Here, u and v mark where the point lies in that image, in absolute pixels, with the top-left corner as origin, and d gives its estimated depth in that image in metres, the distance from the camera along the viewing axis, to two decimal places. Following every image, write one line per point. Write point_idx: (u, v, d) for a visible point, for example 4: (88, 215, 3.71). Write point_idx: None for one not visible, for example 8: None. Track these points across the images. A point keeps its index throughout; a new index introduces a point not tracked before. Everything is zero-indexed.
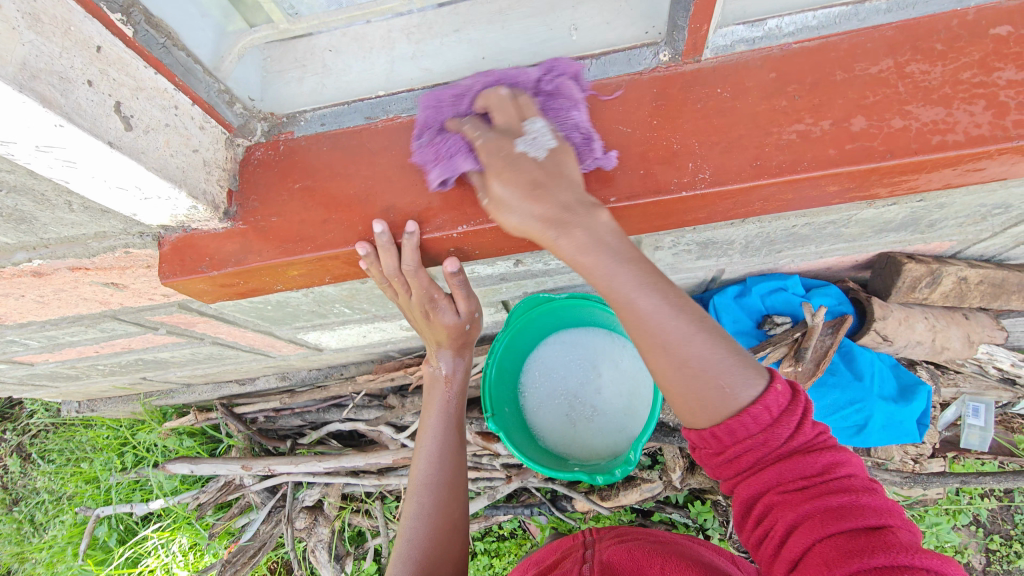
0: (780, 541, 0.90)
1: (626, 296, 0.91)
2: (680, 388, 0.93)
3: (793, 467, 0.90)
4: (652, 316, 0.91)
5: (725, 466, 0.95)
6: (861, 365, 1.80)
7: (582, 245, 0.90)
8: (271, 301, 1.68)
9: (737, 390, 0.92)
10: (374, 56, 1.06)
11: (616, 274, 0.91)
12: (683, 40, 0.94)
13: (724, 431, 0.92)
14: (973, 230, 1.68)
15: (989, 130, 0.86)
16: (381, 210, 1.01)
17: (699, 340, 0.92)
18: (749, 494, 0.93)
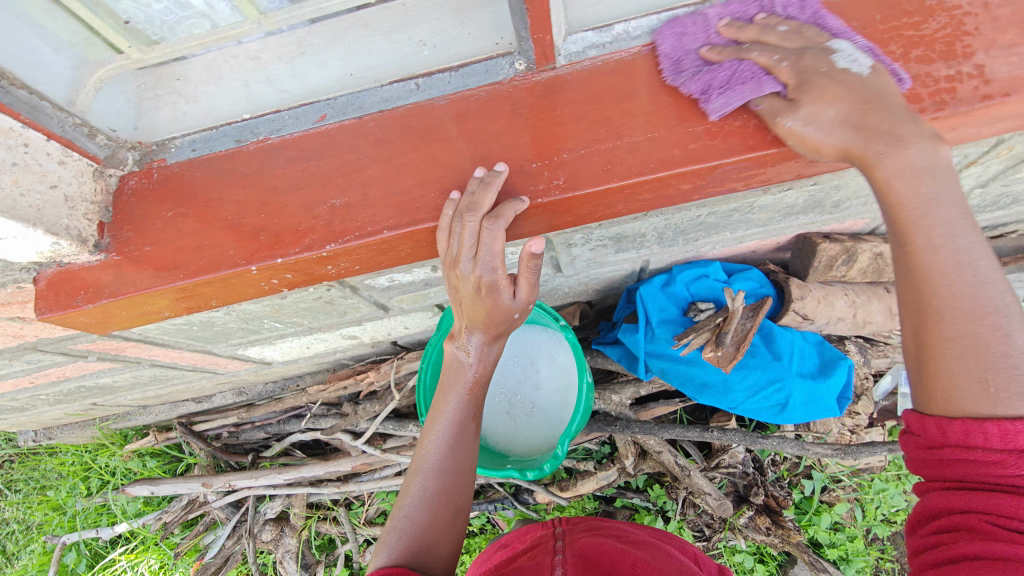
0: (951, 557, 0.81)
1: (934, 242, 0.87)
2: (942, 359, 0.85)
3: (1012, 505, 0.77)
4: (953, 270, 0.86)
5: (927, 465, 0.87)
6: (779, 345, 1.87)
7: (913, 165, 0.86)
8: (193, 322, 1.68)
9: (1008, 400, 0.79)
10: (236, 79, 1.05)
11: (928, 226, 0.87)
12: (532, 50, 0.96)
13: (958, 428, 0.82)
14: (877, 208, 1.73)
15: (818, 124, 0.91)
16: (254, 233, 1.02)
17: (997, 317, 0.83)
18: (938, 504, 0.84)
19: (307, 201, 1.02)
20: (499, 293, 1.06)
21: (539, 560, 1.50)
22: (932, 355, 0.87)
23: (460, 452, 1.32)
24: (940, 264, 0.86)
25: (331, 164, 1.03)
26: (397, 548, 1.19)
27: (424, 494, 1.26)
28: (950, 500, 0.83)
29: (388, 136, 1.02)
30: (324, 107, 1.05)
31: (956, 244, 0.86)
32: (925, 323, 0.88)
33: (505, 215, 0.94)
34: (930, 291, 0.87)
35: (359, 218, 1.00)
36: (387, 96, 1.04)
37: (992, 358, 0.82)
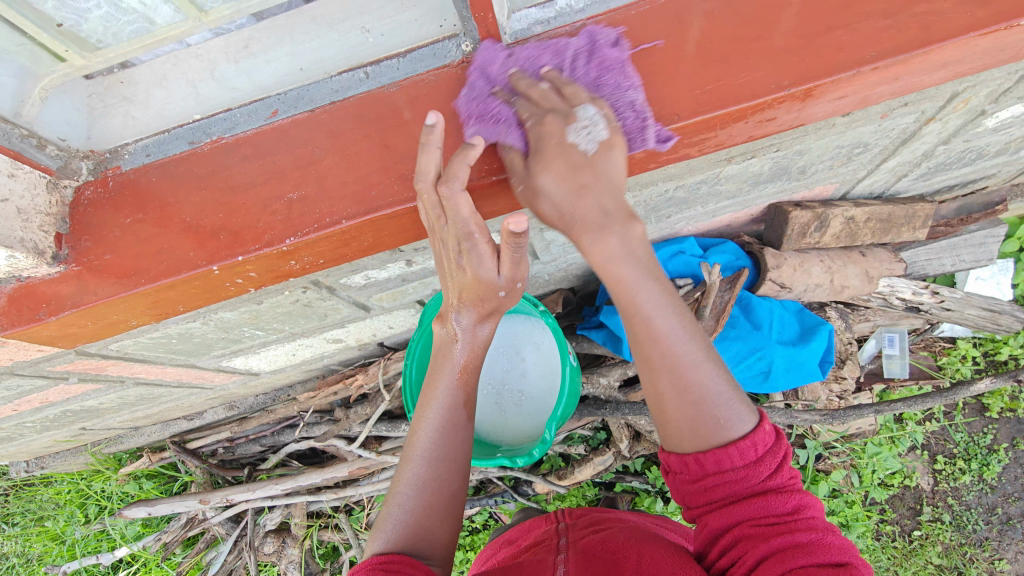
0: (743, 566, 0.93)
1: (648, 314, 1.01)
2: (675, 402, 1.02)
3: (764, 505, 0.95)
4: (668, 336, 1.02)
5: (696, 495, 1.01)
6: (758, 314, 1.89)
7: (615, 253, 0.98)
8: (171, 334, 1.68)
9: (729, 423, 0.99)
10: (180, 79, 1.04)
11: (651, 292, 1.01)
12: (475, 30, 0.96)
13: (710, 459, 0.99)
14: (843, 171, 1.74)
15: (762, 84, 0.91)
16: (213, 233, 1.02)
17: (704, 366, 1.02)
18: (719, 526, 0.98)
19: (264, 198, 1.02)
20: (482, 264, 1.11)
21: (542, 559, 1.50)
22: (665, 403, 1.03)
23: (453, 436, 1.31)
24: (661, 329, 1.01)
25: (286, 158, 1.02)
26: (395, 533, 1.17)
27: (418, 481, 1.24)
28: (728, 518, 0.98)
29: (340, 127, 1.02)
30: (275, 103, 1.05)
31: (666, 312, 1.02)
32: (657, 378, 1.03)
33: (458, 175, 0.93)
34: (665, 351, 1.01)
35: (316, 211, 1.00)
36: (337, 87, 1.03)
37: (709, 399, 1.01)
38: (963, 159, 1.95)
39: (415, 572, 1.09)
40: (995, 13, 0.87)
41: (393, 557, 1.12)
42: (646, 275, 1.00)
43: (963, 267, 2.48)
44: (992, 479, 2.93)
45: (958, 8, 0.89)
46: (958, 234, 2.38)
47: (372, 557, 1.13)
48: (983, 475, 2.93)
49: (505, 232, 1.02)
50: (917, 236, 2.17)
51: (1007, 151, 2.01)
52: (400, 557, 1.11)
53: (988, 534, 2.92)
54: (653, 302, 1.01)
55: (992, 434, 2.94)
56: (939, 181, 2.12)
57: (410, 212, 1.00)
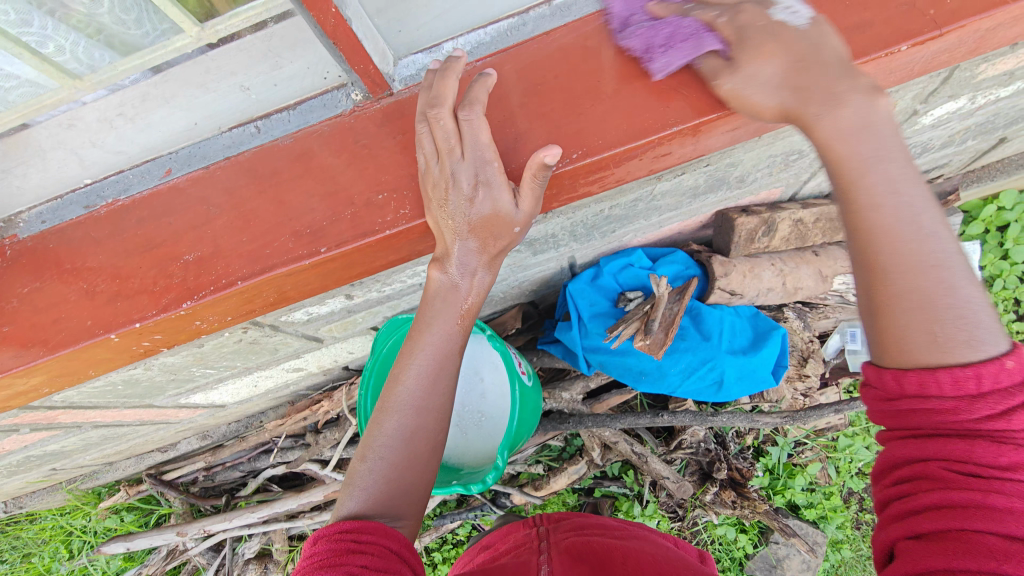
0: (909, 500, 0.79)
1: (875, 200, 0.84)
2: (896, 305, 0.83)
3: (968, 449, 0.75)
4: (896, 226, 0.83)
5: (886, 414, 0.85)
6: (707, 325, 1.87)
7: (841, 130, 0.83)
8: (115, 384, 1.64)
9: (961, 346, 0.78)
10: (56, 147, 1.00)
11: (883, 171, 0.84)
12: (361, 80, 0.95)
13: (911, 381, 0.80)
14: (783, 176, 1.73)
15: (648, 123, 0.94)
16: (110, 300, 1.00)
17: (946, 268, 0.81)
18: (899, 456, 0.82)
19: (159, 261, 1.00)
20: (496, 193, 0.92)
21: (524, 560, 1.44)
22: (882, 308, 0.84)
23: (442, 384, 1.10)
24: (879, 223, 0.84)
25: (181, 220, 1.01)
26: (373, 491, 1.04)
27: (401, 432, 1.07)
28: (914, 450, 0.80)
29: (236, 183, 1.01)
30: (168, 162, 1.04)
31: (908, 195, 0.84)
32: (874, 275, 0.85)
33: (478, 98, 0.89)
34: (881, 241, 0.84)
35: (212, 272, 0.98)
36: (229, 142, 1.02)
37: (938, 308, 0.80)
38: (908, 154, 1.93)
39: (391, 544, 0.96)
40: (873, 40, 0.90)
41: (366, 526, 0.97)
42: (881, 152, 0.84)
43: None
44: None
45: (839, 36, 0.91)
46: None
47: (343, 521, 1.00)
48: None
49: (535, 167, 0.89)
50: None
51: (952, 143, 1.99)
52: (376, 526, 0.97)
53: None
54: (881, 187, 0.84)
55: None
56: None
57: (305, 268, 0.98)
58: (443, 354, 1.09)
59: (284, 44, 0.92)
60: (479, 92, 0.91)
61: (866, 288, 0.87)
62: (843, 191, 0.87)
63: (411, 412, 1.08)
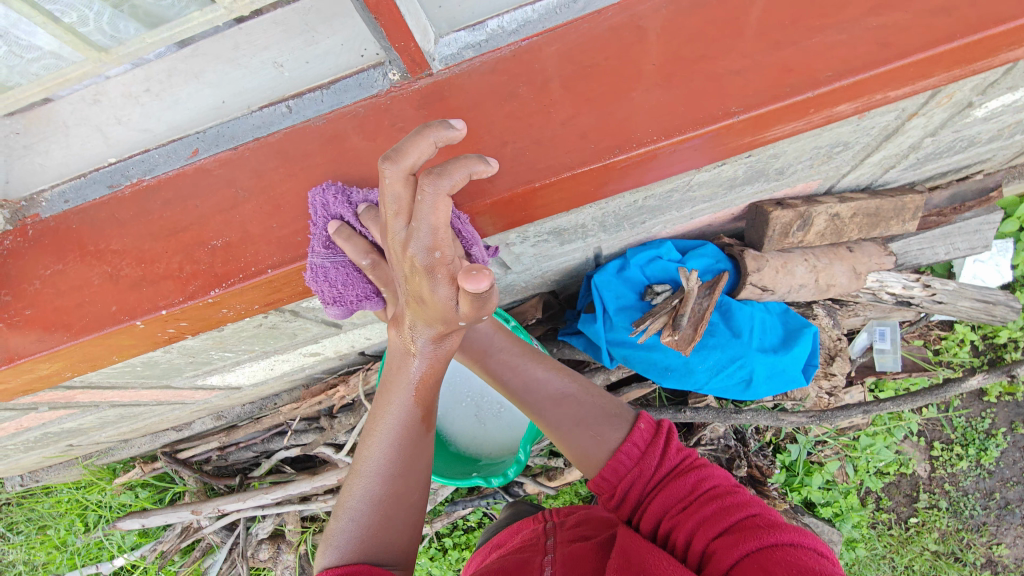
0: (676, 552, 1.06)
1: (518, 366, 1.39)
2: (564, 438, 1.31)
3: (668, 491, 1.13)
4: (535, 385, 1.37)
5: (621, 508, 1.19)
6: (738, 321, 1.82)
7: (489, 329, 1.39)
8: (134, 367, 1.62)
9: (606, 436, 1.26)
10: (80, 123, 0.95)
11: (514, 360, 1.39)
12: (399, 59, 0.89)
13: (610, 472, 1.21)
14: (824, 169, 1.65)
15: (706, 110, 0.86)
16: (134, 285, 0.96)
17: (568, 400, 1.33)
18: (647, 521, 1.13)
19: (185, 245, 0.96)
20: (434, 285, 0.85)
21: (528, 560, 1.40)
22: (565, 445, 1.32)
23: (413, 452, 1.15)
24: (530, 382, 1.37)
25: (209, 203, 0.96)
26: (345, 553, 1.09)
27: (371, 496, 1.13)
28: (650, 514, 1.13)
29: (266, 167, 0.96)
30: (195, 141, 0.98)
31: (530, 363, 1.40)
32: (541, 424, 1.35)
33: (437, 176, 0.76)
34: (532, 396, 1.36)
35: (240, 260, 0.94)
36: (259, 122, 0.97)
37: (581, 422, 1.30)
38: (954, 148, 1.85)
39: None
40: (959, 24, 0.81)
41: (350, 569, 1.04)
42: (499, 348, 1.39)
43: (958, 256, 2.38)
44: (990, 463, 2.95)
45: (918, 19, 0.83)
46: (952, 223, 2.28)
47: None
48: (981, 460, 2.95)
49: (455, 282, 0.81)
50: (908, 228, 2.08)
51: (999, 138, 1.91)
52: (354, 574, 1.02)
53: (986, 519, 2.95)
54: (519, 364, 1.38)
55: (990, 419, 2.95)
56: (930, 168, 2.03)
57: (337, 257, 0.94)
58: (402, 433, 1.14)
59: (321, 18, 0.87)
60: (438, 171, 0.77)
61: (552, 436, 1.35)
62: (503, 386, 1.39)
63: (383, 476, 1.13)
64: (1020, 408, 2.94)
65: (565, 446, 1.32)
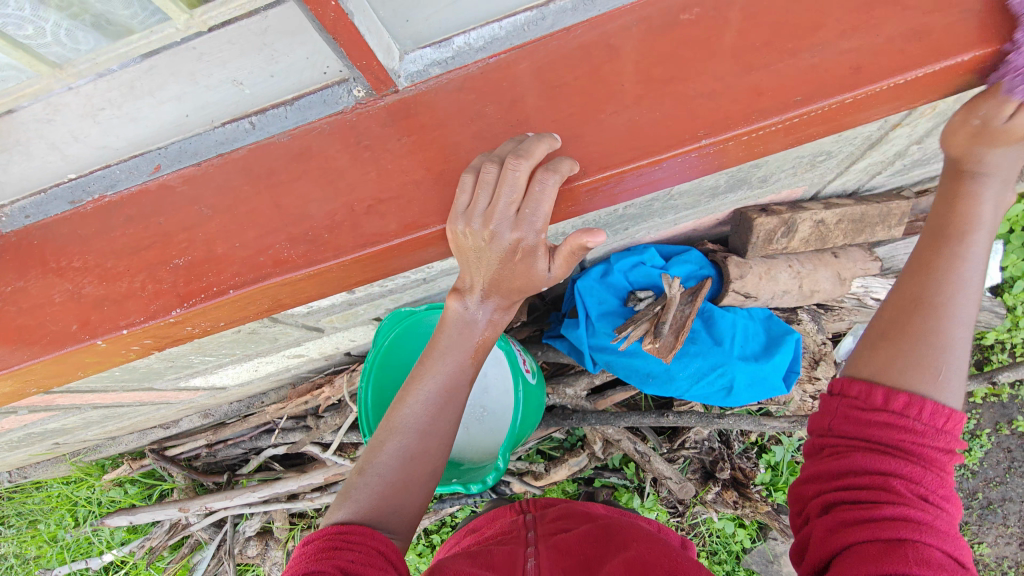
0: (865, 508, 0.85)
1: (965, 255, 0.94)
2: (906, 343, 0.93)
3: (922, 474, 0.85)
4: (957, 284, 0.93)
5: (848, 433, 0.92)
6: (719, 329, 1.83)
7: (981, 196, 0.92)
8: (110, 375, 1.60)
9: (944, 387, 0.89)
10: (37, 140, 0.90)
11: (956, 242, 0.93)
12: (362, 76, 0.87)
13: (900, 402, 0.89)
14: (807, 177, 1.64)
15: (674, 134, 0.85)
16: (96, 304, 0.95)
17: (965, 329, 0.92)
18: (860, 463, 0.88)
19: (148, 264, 0.94)
20: (534, 260, 0.94)
21: (511, 551, 1.38)
22: (886, 340, 0.95)
23: (444, 414, 1.22)
24: (960, 271, 0.93)
25: (172, 220, 0.95)
26: (364, 503, 1.14)
27: (403, 452, 1.19)
28: (878, 460, 0.87)
29: (230, 184, 0.94)
30: (157, 157, 0.96)
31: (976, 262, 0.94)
32: (909, 314, 0.95)
33: (563, 172, 0.84)
34: (932, 286, 0.94)
35: (202, 281, 0.93)
36: (222, 138, 0.95)
37: (949, 364, 0.91)
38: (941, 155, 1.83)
39: (376, 544, 1.06)
40: (930, 50, 0.80)
41: (353, 528, 1.08)
42: (982, 217, 0.93)
43: None
44: (974, 464, 2.98)
45: (890, 43, 0.81)
46: None
47: (332, 526, 1.10)
48: (965, 460, 2.97)
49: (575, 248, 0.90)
50: (893, 233, 2.07)
51: None
52: (363, 529, 1.07)
53: (968, 519, 2.98)
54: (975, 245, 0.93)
55: (975, 420, 2.97)
56: (917, 174, 2.01)
57: (301, 278, 0.92)
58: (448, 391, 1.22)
59: (279, 35, 0.81)
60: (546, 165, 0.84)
61: (890, 322, 0.96)
62: (935, 232, 0.96)
63: (414, 435, 1.20)
64: (1005, 410, 2.96)
65: (887, 345, 0.95)
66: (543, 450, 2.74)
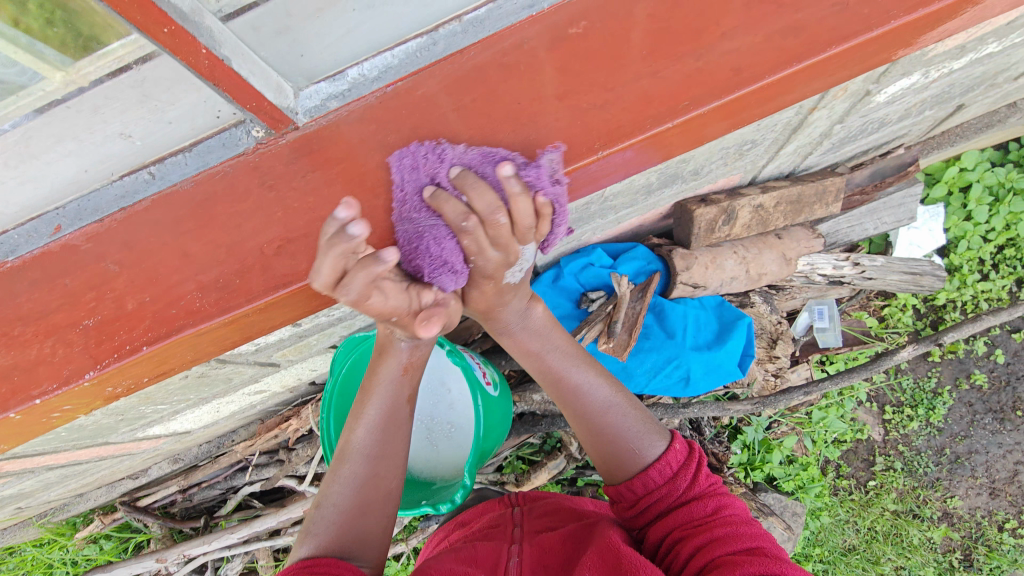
0: (675, 557, 1.09)
1: (569, 377, 1.35)
2: (593, 441, 1.32)
3: (687, 509, 1.14)
4: (585, 389, 1.34)
5: (638, 517, 1.22)
6: (671, 321, 1.88)
7: (538, 343, 1.36)
8: (54, 439, 1.55)
9: (635, 448, 1.27)
10: None
11: (565, 368, 1.36)
12: (257, 117, 0.85)
13: (638, 483, 1.22)
14: (737, 165, 1.67)
15: (572, 149, 0.87)
16: (4, 374, 0.91)
17: (612, 412, 1.32)
18: (656, 529, 1.16)
19: (57, 328, 0.91)
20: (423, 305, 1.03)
21: (495, 548, 1.33)
22: (592, 444, 1.33)
23: (391, 436, 1.23)
24: (575, 386, 1.35)
25: (79, 281, 0.92)
26: (325, 538, 1.13)
27: (356, 480, 1.19)
28: (664, 524, 1.15)
29: (135, 239, 0.92)
30: (55, 218, 0.92)
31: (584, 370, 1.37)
32: (578, 426, 1.36)
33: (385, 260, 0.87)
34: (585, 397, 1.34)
35: (115, 341, 0.91)
36: (121, 192, 0.92)
37: (624, 434, 1.30)
38: (867, 130, 1.88)
39: (342, 572, 1.04)
40: (806, 45, 0.83)
41: (319, 559, 1.05)
42: (561, 350, 1.37)
43: (886, 229, 2.45)
44: (939, 421, 3.07)
45: (768, 41, 0.84)
46: (875, 200, 2.35)
47: (299, 563, 1.07)
48: (930, 419, 3.06)
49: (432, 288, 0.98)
50: (832, 210, 2.13)
51: (910, 115, 1.96)
52: (327, 560, 1.04)
53: (939, 475, 3.07)
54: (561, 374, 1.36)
55: (936, 378, 3.06)
56: (849, 150, 2.07)
57: (218, 326, 0.91)
58: (390, 413, 1.23)
59: (159, 86, 0.79)
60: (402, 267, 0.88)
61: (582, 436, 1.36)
62: (549, 380, 1.38)
63: (362, 460, 1.21)
64: (963, 365, 3.06)
65: (592, 448, 1.33)
66: (523, 456, 2.73)
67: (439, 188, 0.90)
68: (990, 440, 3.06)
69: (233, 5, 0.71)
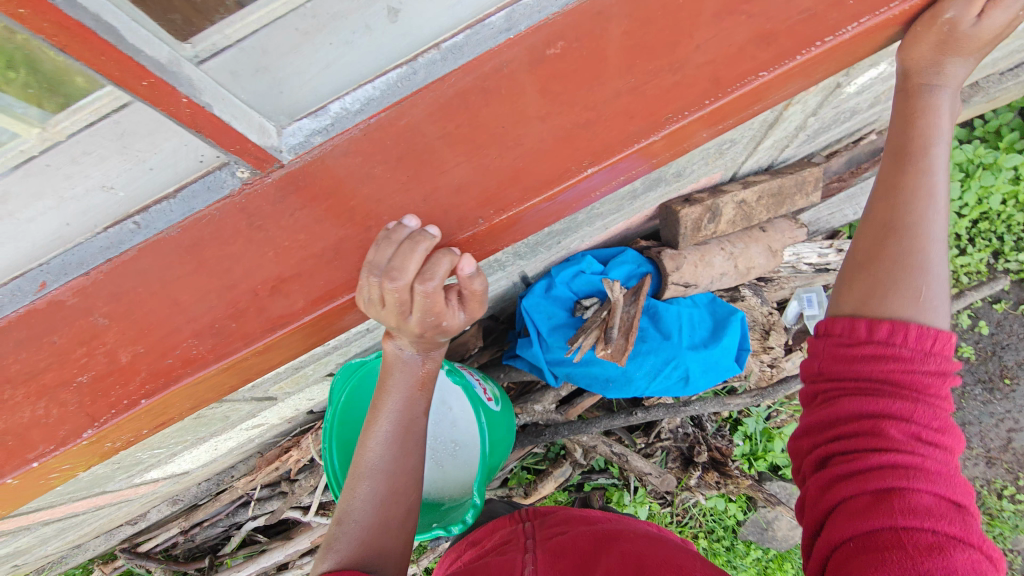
0: (852, 459, 0.82)
1: (928, 172, 0.94)
2: (882, 263, 0.91)
3: (911, 410, 0.81)
4: (920, 203, 0.93)
5: (844, 376, 0.87)
6: (666, 322, 1.87)
7: (940, 105, 0.96)
8: (50, 495, 1.50)
9: (930, 308, 0.87)
10: None
11: (924, 161, 0.95)
12: (241, 159, 0.84)
13: (886, 330, 0.86)
14: (718, 164, 1.70)
15: (560, 168, 0.88)
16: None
17: (937, 246, 0.91)
18: (849, 409, 0.85)
19: (49, 388, 0.89)
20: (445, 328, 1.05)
21: (510, 560, 1.30)
22: (875, 265, 0.92)
23: (408, 447, 1.20)
24: (925, 187, 0.93)
25: (68, 338, 0.89)
26: (346, 553, 1.09)
27: (375, 495, 1.16)
28: (869, 405, 0.83)
29: (122, 290, 0.89)
30: (39, 274, 0.88)
31: (938, 184, 0.95)
32: (881, 235, 0.94)
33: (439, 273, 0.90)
34: (909, 209, 0.93)
35: (111, 395, 0.90)
36: (106, 244, 0.88)
37: (927, 274, 0.89)
38: (839, 120, 1.92)
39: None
40: (778, 53, 0.86)
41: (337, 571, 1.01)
42: (934, 142, 0.95)
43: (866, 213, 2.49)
44: None
45: (742, 51, 0.87)
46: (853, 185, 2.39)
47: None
48: None
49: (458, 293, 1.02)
50: (813, 199, 2.16)
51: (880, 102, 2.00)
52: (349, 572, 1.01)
53: None
54: (921, 168, 0.94)
55: None
56: (824, 139, 2.10)
57: (215, 372, 0.91)
58: (405, 426, 1.19)
59: (139, 134, 0.77)
60: (468, 272, 0.95)
61: (864, 250, 0.95)
62: (898, 150, 0.97)
63: (381, 476, 1.17)
64: None
65: (869, 268, 0.92)
66: (528, 466, 2.71)
67: (430, 208, 0.90)
68: (981, 410, 3.12)
69: (209, 48, 0.72)
